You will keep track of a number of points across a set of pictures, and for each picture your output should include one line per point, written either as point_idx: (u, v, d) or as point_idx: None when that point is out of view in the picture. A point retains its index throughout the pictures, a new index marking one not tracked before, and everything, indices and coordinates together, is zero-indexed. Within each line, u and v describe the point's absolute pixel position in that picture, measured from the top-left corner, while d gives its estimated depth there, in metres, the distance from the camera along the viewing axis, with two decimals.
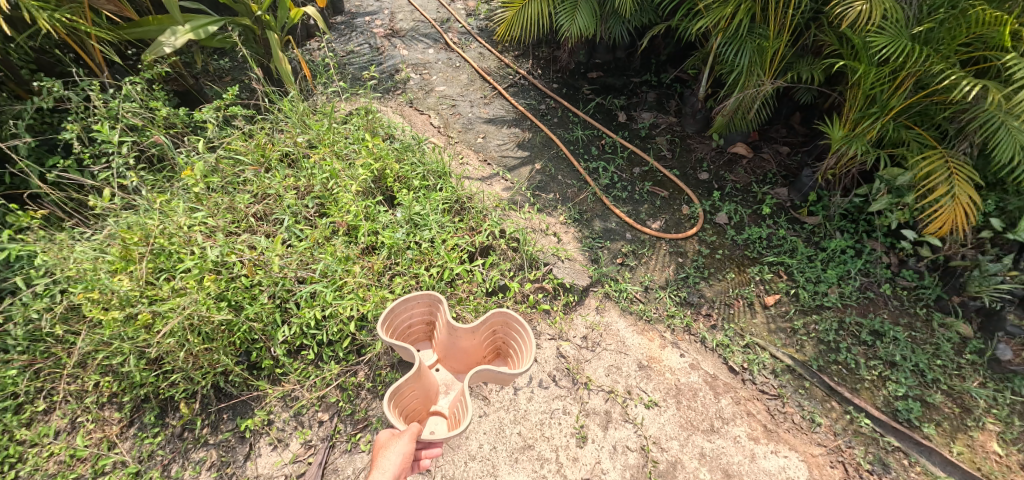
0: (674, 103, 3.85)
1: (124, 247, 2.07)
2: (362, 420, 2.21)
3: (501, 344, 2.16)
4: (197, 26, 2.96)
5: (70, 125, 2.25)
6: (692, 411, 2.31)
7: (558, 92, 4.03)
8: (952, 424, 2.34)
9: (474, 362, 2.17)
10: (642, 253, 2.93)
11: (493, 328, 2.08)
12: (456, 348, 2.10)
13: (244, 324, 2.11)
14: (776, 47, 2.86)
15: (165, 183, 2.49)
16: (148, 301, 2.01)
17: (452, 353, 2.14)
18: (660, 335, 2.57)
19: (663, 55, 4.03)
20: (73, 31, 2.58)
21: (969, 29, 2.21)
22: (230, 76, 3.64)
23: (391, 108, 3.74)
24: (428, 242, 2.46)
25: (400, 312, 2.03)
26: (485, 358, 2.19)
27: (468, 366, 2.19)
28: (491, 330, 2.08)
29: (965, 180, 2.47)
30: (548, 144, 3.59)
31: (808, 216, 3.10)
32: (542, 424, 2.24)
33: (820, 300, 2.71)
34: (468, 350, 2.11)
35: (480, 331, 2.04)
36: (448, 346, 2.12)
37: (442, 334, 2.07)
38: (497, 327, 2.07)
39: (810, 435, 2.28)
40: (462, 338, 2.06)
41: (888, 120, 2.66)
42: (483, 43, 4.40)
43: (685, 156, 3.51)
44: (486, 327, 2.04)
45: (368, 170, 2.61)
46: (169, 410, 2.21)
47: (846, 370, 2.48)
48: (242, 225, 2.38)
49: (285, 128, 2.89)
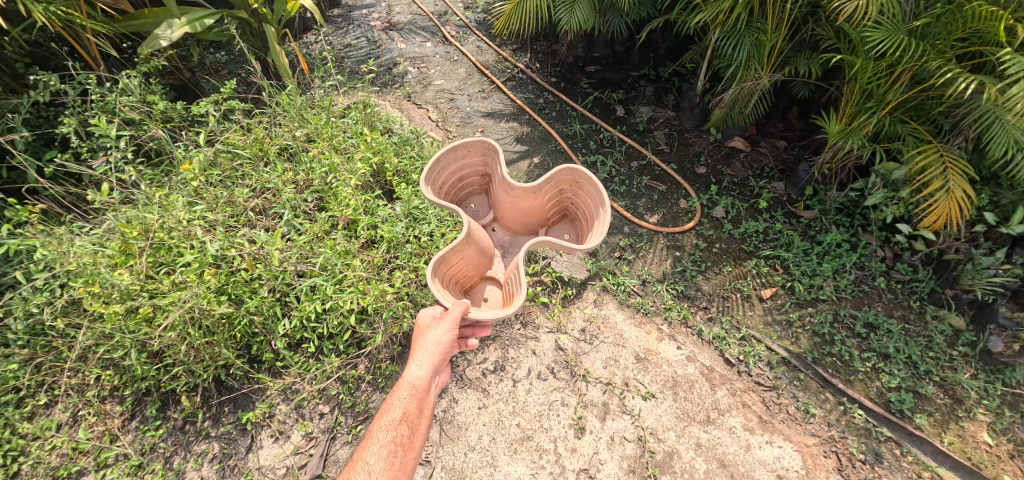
0: (671, 98, 3.85)
1: (123, 242, 2.08)
2: (363, 412, 2.24)
3: (562, 202, 2.22)
4: (193, 19, 2.91)
5: (68, 119, 2.24)
6: (689, 403, 2.34)
7: (556, 86, 4.03)
8: (943, 415, 2.38)
9: (534, 220, 2.27)
10: (640, 247, 2.95)
11: (556, 187, 2.12)
12: (516, 205, 2.18)
13: (244, 318, 2.13)
14: (774, 41, 2.86)
15: (163, 177, 2.49)
16: (148, 295, 2.04)
17: (510, 210, 2.24)
18: (657, 328, 2.60)
19: (661, 49, 4.01)
20: (69, 24, 2.57)
21: (965, 24, 2.23)
22: (227, 69, 3.61)
23: (389, 102, 3.73)
24: (427, 236, 2.47)
25: (452, 164, 2.11)
26: (545, 214, 2.27)
27: (526, 224, 2.30)
28: (556, 189, 2.13)
29: (959, 174, 2.50)
30: (546, 138, 3.59)
31: (804, 210, 3.12)
32: (541, 416, 2.27)
33: (815, 293, 2.74)
34: (528, 207, 2.18)
35: (542, 188, 2.08)
36: (507, 201, 2.20)
37: (501, 189, 2.15)
38: (560, 183, 2.10)
39: (805, 426, 2.31)
40: (522, 194, 2.11)
41: (884, 114, 2.68)
42: (481, 37, 4.39)
43: (683, 150, 3.52)
44: (548, 183, 2.07)
45: (366, 164, 2.61)
46: (170, 403, 2.23)
47: (840, 362, 2.52)
48: (241, 219, 2.39)
49: (283, 122, 2.88)
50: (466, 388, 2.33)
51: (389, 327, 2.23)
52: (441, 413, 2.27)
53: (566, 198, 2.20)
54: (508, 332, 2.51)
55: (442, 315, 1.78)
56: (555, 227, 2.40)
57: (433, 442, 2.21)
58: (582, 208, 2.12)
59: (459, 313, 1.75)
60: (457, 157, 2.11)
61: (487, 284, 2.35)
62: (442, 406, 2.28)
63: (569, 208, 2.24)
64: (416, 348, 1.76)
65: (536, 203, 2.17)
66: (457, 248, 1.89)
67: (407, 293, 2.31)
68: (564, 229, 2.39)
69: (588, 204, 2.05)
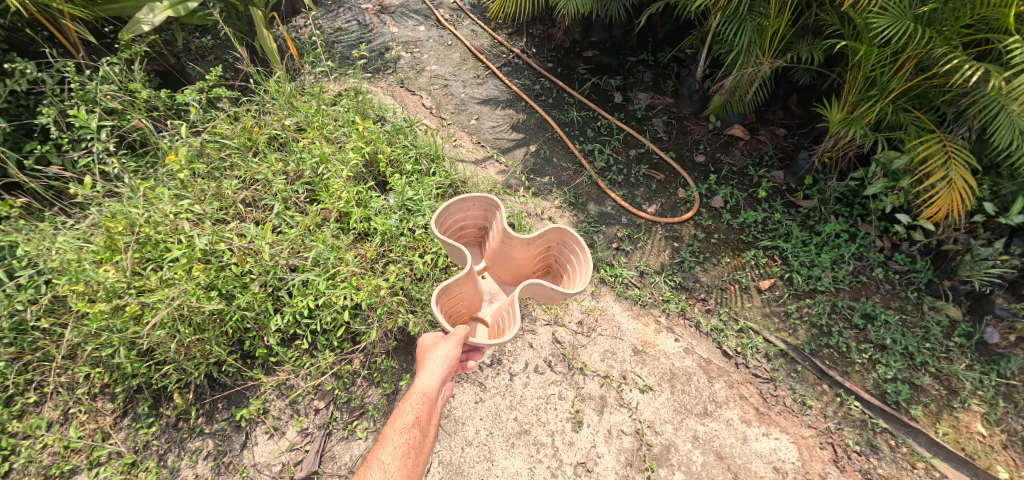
0: (670, 84, 3.78)
1: (108, 237, 2.02)
2: (359, 408, 2.22)
3: (553, 261, 2.01)
4: (177, 2, 2.79)
5: (46, 110, 2.16)
6: (686, 395, 2.33)
7: (552, 71, 3.95)
8: (938, 405, 2.39)
9: (521, 275, 2.06)
10: (638, 238, 2.92)
11: (550, 244, 1.91)
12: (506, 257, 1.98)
13: (235, 313, 2.08)
14: (777, 27, 2.80)
15: (149, 169, 2.42)
16: (135, 292, 1.96)
17: (501, 262, 2.05)
18: (655, 320, 2.58)
19: (661, 33, 3.86)
20: (45, 8, 2.47)
21: (973, 11, 2.17)
22: (214, 54, 3.54)
23: (381, 88, 3.64)
24: (421, 228, 2.42)
25: (456, 211, 1.91)
26: (535, 271, 2.06)
27: (515, 278, 2.09)
28: (546, 246, 1.92)
29: (961, 164, 2.48)
30: (543, 125, 3.52)
31: (803, 199, 3.09)
32: (539, 409, 2.25)
33: (814, 284, 2.72)
34: (518, 259, 1.98)
35: (535, 243, 1.88)
36: (498, 253, 2.01)
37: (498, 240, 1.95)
38: (553, 242, 1.90)
39: (802, 418, 2.32)
40: (513, 246, 1.91)
41: (887, 103, 2.63)
42: (475, 20, 4.28)
43: (681, 138, 3.47)
44: (543, 240, 1.87)
45: (358, 154, 2.54)
46: (163, 400, 2.20)
47: (838, 353, 2.51)
48: (230, 212, 2.32)
49: (272, 110, 2.80)
50: (462, 382, 2.31)
51: (383, 322, 2.19)
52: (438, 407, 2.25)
53: (555, 261, 1.98)
54: None
55: (445, 336, 1.82)
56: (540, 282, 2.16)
57: None
58: (568, 275, 1.90)
59: (464, 334, 1.79)
60: (455, 209, 1.90)
61: (474, 326, 2.19)
62: None
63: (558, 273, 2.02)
64: (423, 362, 1.78)
65: (525, 258, 1.97)
66: (459, 281, 1.78)
67: (401, 287, 2.26)
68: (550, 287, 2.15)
69: (573, 272, 1.83)
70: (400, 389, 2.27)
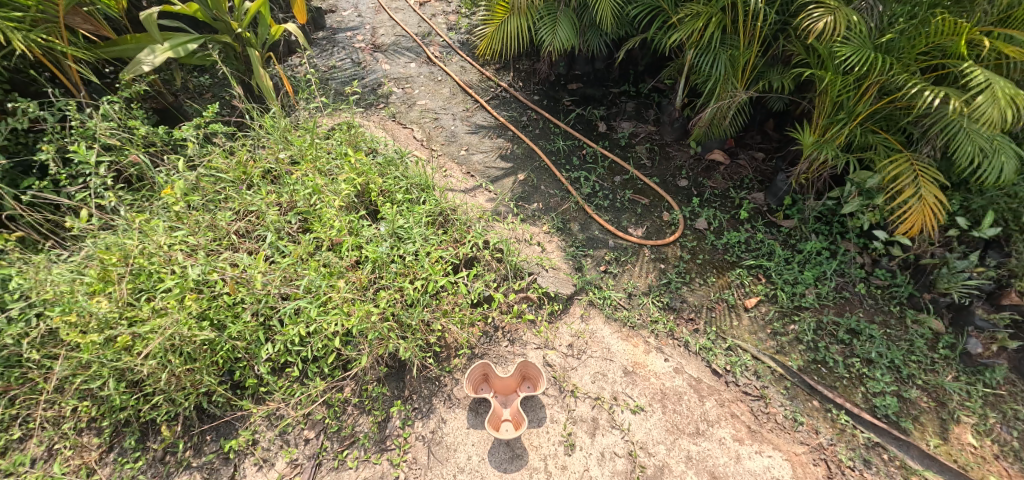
0: (652, 113, 3.93)
1: (102, 268, 2.05)
2: (349, 437, 2.20)
3: (527, 381, 2.38)
4: (176, 45, 2.97)
5: (46, 146, 2.22)
6: (678, 415, 2.34)
7: (539, 103, 4.10)
8: (928, 418, 2.37)
9: (511, 396, 2.37)
10: (625, 260, 2.98)
11: (524, 375, 2.37)
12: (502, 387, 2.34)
13: (226, 343, 2.10)
14: (747, 58, 2.98)
15: (144, 202, 2.48)
16: (127, 323, 2.01)
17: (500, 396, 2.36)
18: (644, 341, 2.61)
19: (642, 65, 4.06)
20: (49, 51, 2.61)
21: (928, 39, 2.32)
22: (210, 93, 3.59)
23: (374, 122, 3.76)
24: (412, 255, 2.47)
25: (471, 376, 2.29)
26: (518, 388, 2.38)
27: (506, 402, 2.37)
28: (522, 374, 2.37)
29: (930, 181, 2.55)
30: (531, 155, 3.63)
31: (784, 219, 3.17)
32: (532, 433, 2.26)
33: (798, 301, 2.77)
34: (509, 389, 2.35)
35: (516, 375, 2.34)
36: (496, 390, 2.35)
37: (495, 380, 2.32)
38: (526, 370, 2.36)
39: (793, 434, 2.32)
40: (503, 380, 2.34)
41: (856, 126, 2.75)
42: (464, 57, 4.46)
43: (664, 164, 3.58)
44: (520, 371, 2.34)
45: (350, 185, 2.62)
46: (150, 433, 2.14)
47: (825, 369, 2.54)
48: (223, 242, 2.37)
49: (266, 144, 2.88)
50: (454, 408, 2.31)
51: (373, 349, 2.22)
52: (430, 434, 2.23)
53: (531, 383, 2.38)
54: (495, 350, 2.51)
55: None
56: (533, 412, 2.34)
57: (421, 465, 2.14)
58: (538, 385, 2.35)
59: None
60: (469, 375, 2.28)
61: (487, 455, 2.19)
62: (430, 427, 2.25)
63: (532, 384, 2.39)
64: None
65: (513, 386, 2.36)
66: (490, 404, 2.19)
67: (392, 313, 2.30)
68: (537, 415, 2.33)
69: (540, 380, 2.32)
70: (391, 416, 2.26)
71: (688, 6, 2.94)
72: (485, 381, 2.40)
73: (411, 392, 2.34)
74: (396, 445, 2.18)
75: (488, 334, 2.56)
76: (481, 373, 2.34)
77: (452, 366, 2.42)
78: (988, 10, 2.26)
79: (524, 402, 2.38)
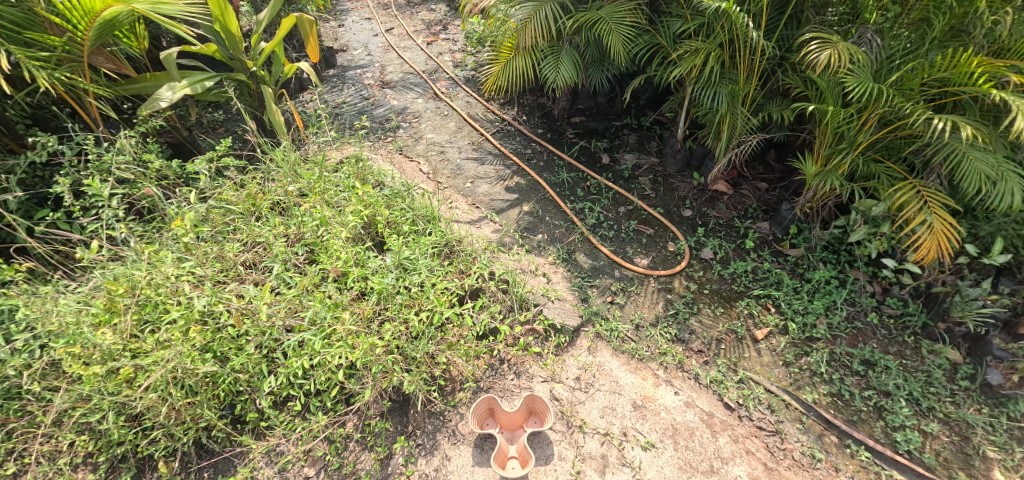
0: (654, 145, 3.98)
1: (109, 299, 2.08)
2: (350, 474, 2.13)
3: (535, 414, 2.32)
4: (193, 82, 3.08)
5: (62, 180, 2.28)
6: (691, 452, 2.26)
7: (543, 136, 4.18)
8: (952, 454, 2.28)
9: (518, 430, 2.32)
10: (631, 291, 2.96)
11: (530, 409, 2.31)
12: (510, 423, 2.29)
13: (228, 376, 2.08)
14: (747, 90, 3.05)
15: (154, 234, 2.52)
16: (130, 355, 2.00)
17: (507, 431, 2.31)
18: (653, 373, 2.56)
19: (643, 99, 4.17)
20: (72, 88, 2.71)
21: (927, 70, 2.36)
22: (224, 127, 3.70)
23: (381, 155, 3.82)
24: (417, 286, 2.47)
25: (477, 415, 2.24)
26: (526, 422, 2.32)
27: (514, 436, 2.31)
28: (529, 408, 2.31)
29: (939, 207, 2.52)
30: (536, 186, 3.67)
31: (790, 248, 3.15)
32: (539, 471, 2.18)
33: (809, 332, 2.71)
34: (517, 424, 2.30)
35: (524, 409, 2.28)
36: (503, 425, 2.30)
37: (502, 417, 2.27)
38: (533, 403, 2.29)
39: (812, 472, 2.22)
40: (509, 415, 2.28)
41: (858, 155, 2.76)
42: (470, 92, 4.57)
43: (669, 195, 3.60)
44: (527, 405, 2.29)
45: (358, 217, 2.65)
46: (147, 470, 2.08)
47: (841, 402, 2.46)
48: (230, 274, 2.40)
49: (275, 177, 2.92)
50: (459, 444, 2.25)
51: (377, 382, 2.18)
52: (434, 472, 2.16)
53: (538, 415, 2.33)
54: (501, 383, 2.46)
55: None
56: (540, 448, 2.26)
57: None
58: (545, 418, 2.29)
59: None
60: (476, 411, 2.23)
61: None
62: (434, 464, 2.18)
63: (540, 416, 2.33)
64: None
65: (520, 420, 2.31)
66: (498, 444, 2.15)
67: (396, 346, 2.27)
68: (546, 450, 2.25)
69: (547, 414, 2.26)
70: (394, 452, 2.20)
71: (686, 43, 3.05)
72: (491, 414, 2.34)
73: (415, 427, 2.28)
74: None
75: (494, 367, 2.52)
76: (488, 407, 2.29)
77: (458, 400, 2.36)
78: (985, 42, 2.31)
79: (530, 438, 2.31)
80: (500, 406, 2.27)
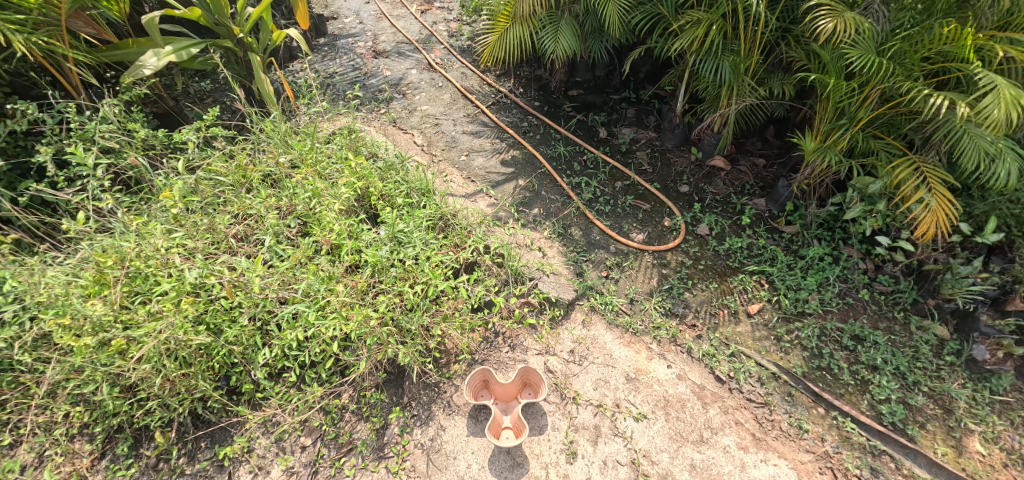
0: (653, 119, 3.93)
1: (98, 271, 2.04)
2: (347, 444, 2.16)
3: (530, 385, 2.34)
4: (179, 48, 2.96)
5: (43, 148, 2.21)
6: (682, 423, 2.30)
7: (539, 109, 4.10)
8: (935, 426, 2.33)
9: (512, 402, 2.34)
10: (626, 265, 2.96)
11: (525, 381, 2.32)
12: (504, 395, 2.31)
13: (222, 348, 2.07)
14: (749, 64, 2.99)
15: (142, 205, 2.48)
16: (122, 327, 1.99)
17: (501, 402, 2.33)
18: (646, 347, 2.58)
19: (642, 72, 4.08)
20: (51, 53, 2.61)
21: (931, 44, 2.32)
22: (211, 97, 3.60)
23: (375, 127, 3.75)
24: (412, 259, 2.46)
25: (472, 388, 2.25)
26: (521, 393, 2.34)
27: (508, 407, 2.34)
28: (523, 380, 2.32)
29: (938, 184, 2.52)
30: (532, 160, 3.62)
31: (786, 225, 3.14)
32: (533, 441, 2.22)
33: (801, 307, 2.74)
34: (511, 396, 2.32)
35: (519, 381, 2.30)
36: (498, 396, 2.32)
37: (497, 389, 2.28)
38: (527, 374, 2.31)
39: (799, 442, 2.28)
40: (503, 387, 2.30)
41: (858, 131, 2.73)
42: (465, 63, 4.45)
43: (666, 170, 3.57)
44: (522, 377, 2.30)
45: (350, 189, 2.61)
46: (144, 440, 2.09)
47: (830, 375, 2.50)
48: (221, 246, 2.36)
49: (266, 148, 2.86)
50: (454, 415, 2.27)
51: (372, 354, 2.19)
52: (429, 442, 2.18)
53: (533, 386, 2.35)
54: (496, 356, 2.48)
55: None
56: (535, 420, 2.29)
57: (420, 473, 2.09)
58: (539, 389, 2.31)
59: None
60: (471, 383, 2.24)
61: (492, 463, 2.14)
62: (429, 434, 2.20)
63: (534, 387, 2.34)
64: None
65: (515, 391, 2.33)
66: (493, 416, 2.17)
67: (391, 318, 2.27)
68: (540, 421, 2.29)
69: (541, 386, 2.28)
70: (390, 423, 2.22)
71: (688, 14, 2.97)
72: (486, 385, 2.36)
73: (410, 398, 2.30)
74: (394, 453, 2.13)
75: (488, 339, 2.54)
76: (483, 379, 2.30)
77: (452, 372, 2.38)
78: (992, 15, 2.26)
79: (524, 409, 2.34)
80: (495, 378, 2.28)
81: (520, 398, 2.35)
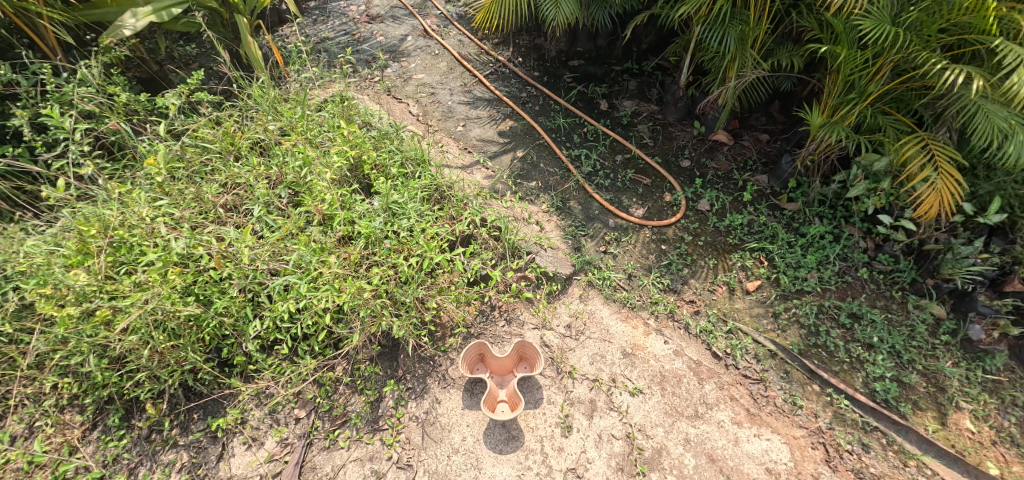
0: (655, 92, 3.82)
1: (80, 240, 1.98)
2: (341, 416, 2.15)
3: (526, 360, 2.32)
4: (159, 8, 2.79)
5: (18, 111, 2.12)
6: (677, 398, 2.30)
7: (539, 80, 3.97)
8: (927, 403, 2.34)
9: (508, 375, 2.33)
10: (625, 240, 2.92)
11: (520, 356, 2.31)
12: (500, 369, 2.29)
13: (213, 319, 2.02)
14: (757, 34, 2.88)
15: (125, 172, 2.40)
16: (107, 296, 1.93)
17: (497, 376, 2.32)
18: (643, 322, 2.56)
19: (644, 43, 3.93)
20: (24, 11, 2.49)
21: (949, 15, 2.22)
22: (197, 62, 3.46)
23: (368, 95, 3.63)
24: (406, 231, 2.40)
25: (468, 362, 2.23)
26: (516, 368, 2.32)
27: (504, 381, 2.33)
28: (520, 354, 2.31)
29: (945, 163, 2.45)
30: (530, 132, 3.53)
31: (788, 202, 3.10)
32: (527, 415, 2.21)
33: (800, 285, 2.72)
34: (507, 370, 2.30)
35: (515, 355, 2.28)
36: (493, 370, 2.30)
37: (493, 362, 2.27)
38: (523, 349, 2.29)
39: (792, 418, 2.29)
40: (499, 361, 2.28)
41: (867, 106, 2.65)
42: (462, 30, 4.29)
43: (667, 144, 3.49)
44: (518, 351, 2.28)
45: (342, 158, 2.53)
46: (135, 412, 2.07)
47: (826, 353, 2.50)
48: (209, 216, 2.29)
49: (255, 115, 2.76)
50: (449, 389, 2.26)
51: (366, 326, 2.15)
52: (423, 415, 2.17)
53: (529, 361, 2.33)
54: (492, 329, 2.45)
55: None
56: (531, 394, 2.28)
57: (415, 446, 2.09)
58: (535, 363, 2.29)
59: None
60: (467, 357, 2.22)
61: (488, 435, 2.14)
62: (424, 407, 2.19)
63: (530, 362, 2.33)
64: None
65: (510, 365, 2.31)
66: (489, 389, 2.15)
67: (385, 291, 2.23)
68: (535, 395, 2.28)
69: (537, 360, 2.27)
70: (384, 396, 2.21)
71: None
72: (482, 359, 2.34)
73: (405, 371, 2.28)
74: (389, 425, 2.12)
75: (484, 313, 2.51)
76: (478, 352, 2.28)
77: (447, 346, 2.36)
78: None
79: (520, 383, 2.33)
80: (490, 352, 2.27)
81: (516, 372, 2.34)
